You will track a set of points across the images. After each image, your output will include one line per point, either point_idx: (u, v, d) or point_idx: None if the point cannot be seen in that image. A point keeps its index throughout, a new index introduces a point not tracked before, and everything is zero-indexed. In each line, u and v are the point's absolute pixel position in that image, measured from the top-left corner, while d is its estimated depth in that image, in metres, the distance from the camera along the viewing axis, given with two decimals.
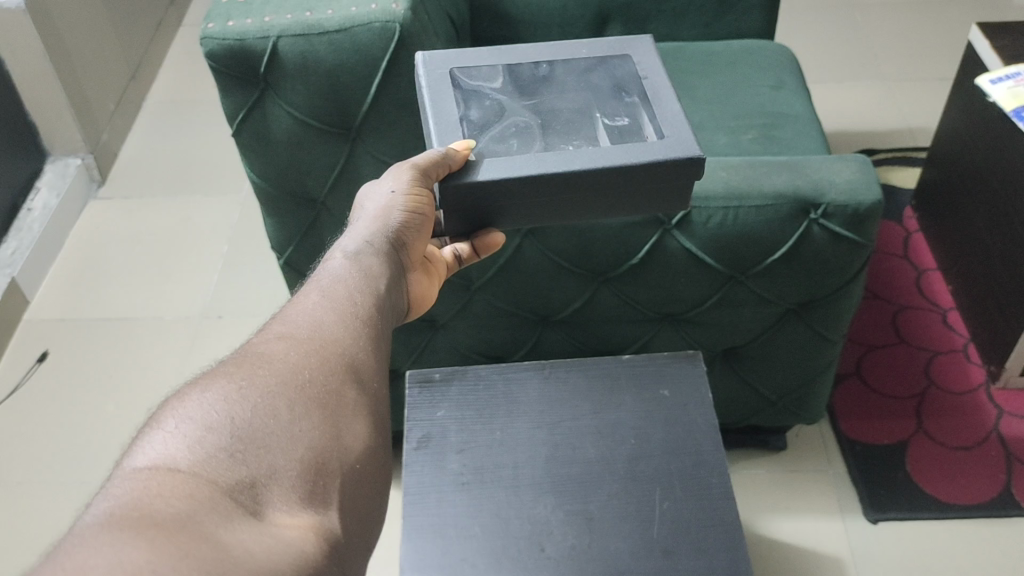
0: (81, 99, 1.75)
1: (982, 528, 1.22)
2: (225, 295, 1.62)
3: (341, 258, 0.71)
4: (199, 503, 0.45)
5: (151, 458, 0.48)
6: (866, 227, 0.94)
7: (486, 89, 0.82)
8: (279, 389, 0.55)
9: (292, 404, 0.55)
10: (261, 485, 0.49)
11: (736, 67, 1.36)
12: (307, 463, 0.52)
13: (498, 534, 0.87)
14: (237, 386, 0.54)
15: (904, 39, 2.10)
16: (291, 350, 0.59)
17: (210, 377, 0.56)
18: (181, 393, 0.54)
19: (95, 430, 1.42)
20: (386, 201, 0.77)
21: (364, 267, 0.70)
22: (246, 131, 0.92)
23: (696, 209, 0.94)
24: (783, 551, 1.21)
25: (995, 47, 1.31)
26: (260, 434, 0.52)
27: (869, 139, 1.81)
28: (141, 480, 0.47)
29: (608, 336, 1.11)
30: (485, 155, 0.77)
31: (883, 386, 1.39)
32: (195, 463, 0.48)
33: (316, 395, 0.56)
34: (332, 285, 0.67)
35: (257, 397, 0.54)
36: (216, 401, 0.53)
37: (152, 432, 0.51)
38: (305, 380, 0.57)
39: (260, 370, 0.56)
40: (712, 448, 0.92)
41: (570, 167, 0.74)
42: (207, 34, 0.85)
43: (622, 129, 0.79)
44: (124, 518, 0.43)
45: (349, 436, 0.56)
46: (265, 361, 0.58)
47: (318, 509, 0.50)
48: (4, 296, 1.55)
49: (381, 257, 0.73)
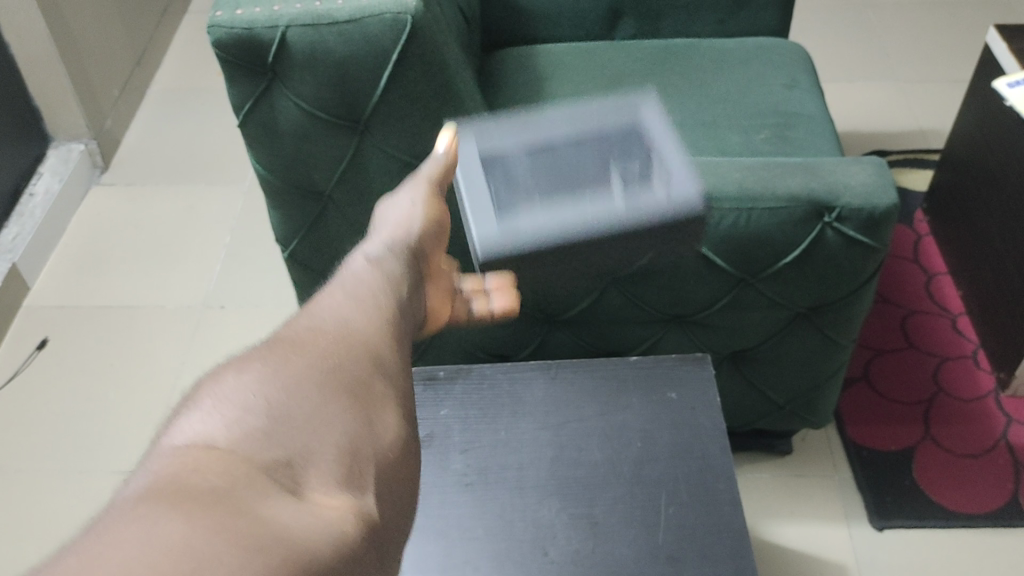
0: (85, 83, 1.73)
1: (989, 538, 1.20)
2: (231, 284, 1.61)
3: (363, 264, 0.68)
4: (235, 479, 0.43)
5: (187, 437, 0.46)
6: (881, 231, 0.93)
7: (514, 163, 0.87)
8: (312, 371, 0.52)
9: (326, 390, 0.51)
10: (296, 467, 0.46)
11: (750, 65, 1.34)
12: (343, 448, 0.48)
13: (501, 537, 0.85)
14: (271, 368, 0.51)
15: (917, 39, 2.08)
16: (321, 337, 0.55)
17: (244, 360, 0.53)
18: (216, 377, 0.51)
19: (97, 417, 1.41)
20: (409, 207, 0.79)
21: (387, 272, 0.67)
22: (252, 123, 0.91)
23: (708, 210, 0.93)
24: (788, 556, 1.20)
25: (1012, 50, 1.29)
26: (295, 415, 0.48)
27: (880, 140, 1.80)
28: (177, 456, 0.44)
29: (616, 337, 1.09)
30: (509, 231, 0.84)
31: (890, 391, 1.37)
32: (233, 440, 0.46)
33: (349, 381, 0.53)
34: (357, 287, 0.63)
35: (290, 379, 0.51)
36: (252, 383, 0.50)
37: (187, 414, 0.48)
38: (339, 364, 0.53)
39: (294, 355, 0.53)
40: (719, 453, 0.91)
41: (591, 230, 0.83)
42: (214, 22, 0.83)
43: (637, 179, 0.86)
44: (161, 490, 0.40)
45: (382, 425, 0.52)
46: (299, 345, 0.54)
47: (355, 493, 0.47)
48: (5, 281, 1.53)
49: (401, 263, 0.70)
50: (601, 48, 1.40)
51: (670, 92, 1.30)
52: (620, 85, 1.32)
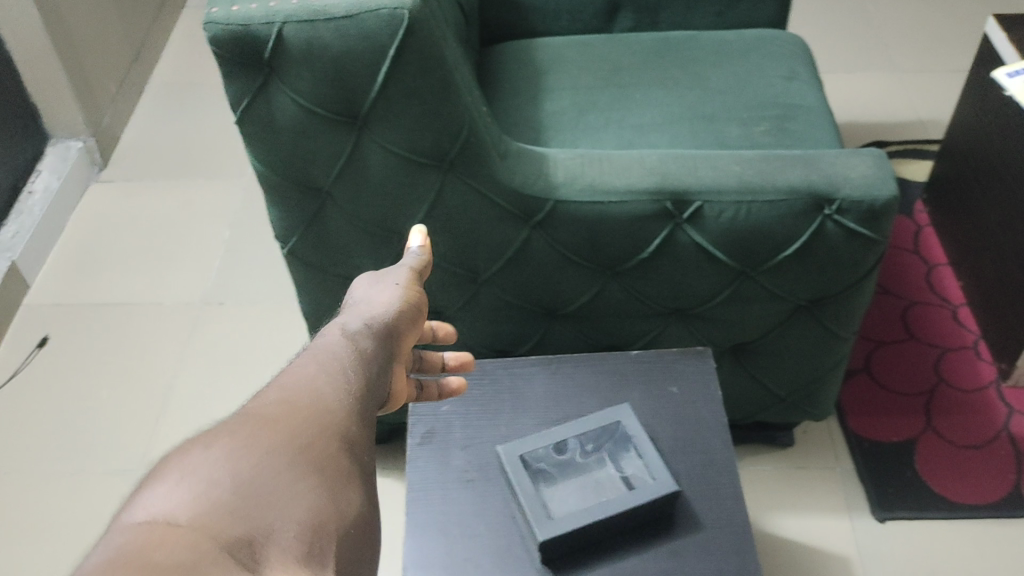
0: (82, 80, 1.73)
1: (991, 529, 1.20)
2: (230, 281, 1.60)
3: (338, 334, 0.66)
4: (202, 553, 0.41)
5: (150, 511, 0.44)
6: (881, 223, 0.93)
7: (535, 395, 0.96)
8: (277, 449, 0.50)
9: (291, 463, 0.49)
10: (260, 542, 0.44)
11: (749, 57, 1.34)
12: (308, 523, 0.47)
13: (503, 532, 0.85)
14: (237, 444, 0.49)
15: (916, 29, 2.08)
16: (289, 413, 0.54)
17: (210, 434, 0.50)
18: (181, 451, 0.49)
19: (96, 415, 1.40)
20: (383, 290, 0.74)
21: (359, 345, 0.65)
22: (250, 120, 0.90)
23: (708, 202, 0.93)
24: (790, 549, 1.20)
25: (1012, 40, 1.29)
26: (262, 492, 0.47)
27: (880, 131, 1.79)
28: (140, 532, 0.42)
29: (617, 332, 1.08)
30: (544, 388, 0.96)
31: (892, 383, 1.37)
32: (195, 514, 0.43)
33: (316, 459, 0.51)
34: (327, 355, 0.62)
35: (256, 457, 0.49)
36: (218, 460, 0.48)
37: (152, 485, 0.46)
38: (305, 442, 0.52)
39: (261, 431, 0.51)
40: (721, 447, 0.91)
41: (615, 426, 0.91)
42: (210, 19, 0.83)
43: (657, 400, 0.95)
44: (123, 567, 0.39)
45: (345, 502, 0.50)
46: (265, 421, 0.52)
47: (319, 566, 0.45)
48: (4, 280, 1.53)
49: (374, 337, 0.67)
50: (600, 41, 1.40)
51: (669, 85, 1.29)
52: (619, 79, 1.31)
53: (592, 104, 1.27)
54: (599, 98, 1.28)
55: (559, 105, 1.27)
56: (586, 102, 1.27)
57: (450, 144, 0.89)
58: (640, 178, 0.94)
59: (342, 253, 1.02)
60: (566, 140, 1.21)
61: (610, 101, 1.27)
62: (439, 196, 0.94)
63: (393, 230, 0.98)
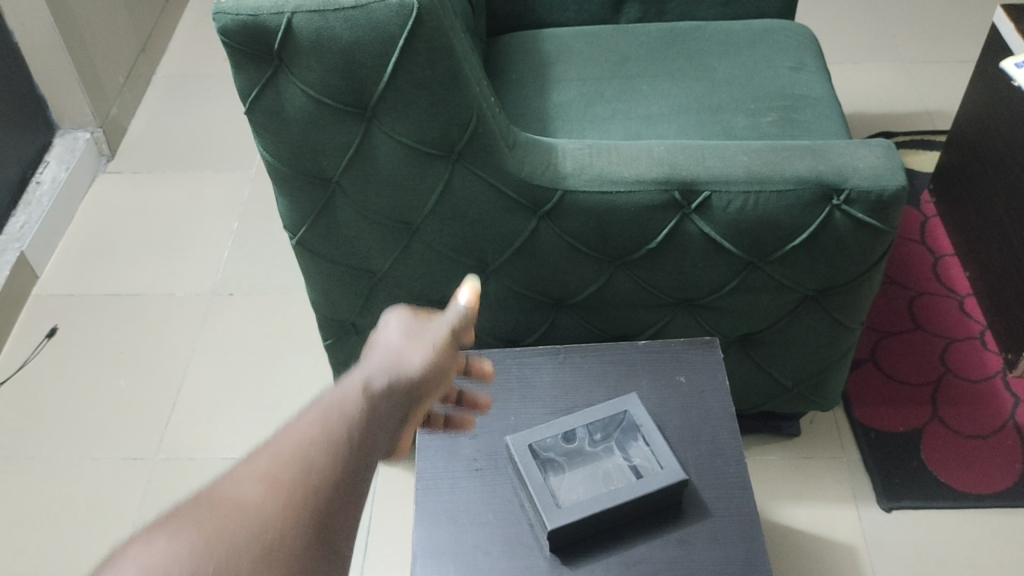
0: (90, 70, 1.73)
1: (996, 519, 1.21)
2: (238, 272, 1.61)
3: (354, 387, 0.57)
4: None
5: None
6: (889, 214, 0.94)
7: (544, 385, 0.97)
8: (242, 545, 0.45)
9: (252, 564, 0.45)
10: None
11: (755, 48, 1.34)
12: None
13: (511, 520, 0.86)
14: (199, 535, 0.45)
15: (924, 19, 2.07)
16: (268, 494, 0.48)
17: (174, 520, 0.46)
18: (141, 536, 0.45)
19: (106, 405, 1.41)
20: (418, 343, 0.64)
21: (373, 410, 0.56)
22: (259, 110, 0.89)
23: (716, 192, 0.94)
24: (797, 538, 1.20)
25: (1020, 30, 1.28)
26: None
27: (887, 121, 1.79)
28: None
29: (624, 322, 1.08)
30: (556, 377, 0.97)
31: (898, 373, 1.37)
32: None
33: (283, 556, 0.46)
34: (332, 416, 0.54)
35: (215, 555, 0.44)
36: (174, 554, 0.43)
37: None
38: (276, 534, 0.47)
39: (230, 517, 0.46)
40: (728, 437, 0.91)
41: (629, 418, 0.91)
42: (219, 9, 0.83)
43: (668, 390, 0.95)
44: None
45: None
46: (237, 504, 0.47)
47: None
48: (13, 270, 1.54)
49: (391, 399, 0.58)
50: (607, 32, 1.39)
51: (676, 75, 1.29)
52: (626, 69, 1.31)
53: (599, 95, 1.27)
54: (607, 89, 1.28)
55: (566, 96, 1.27)
56: (593, 93, 1.27)
57: (460, 133, 0.90)
58: (649, 168, 0.95)
59: (350, 244, 1.02)
60: (574, 131, 1.21)
61: (618, 92, 1.27)
62: (448, 186, 0.94)
63: (402, 220, 0.98)
